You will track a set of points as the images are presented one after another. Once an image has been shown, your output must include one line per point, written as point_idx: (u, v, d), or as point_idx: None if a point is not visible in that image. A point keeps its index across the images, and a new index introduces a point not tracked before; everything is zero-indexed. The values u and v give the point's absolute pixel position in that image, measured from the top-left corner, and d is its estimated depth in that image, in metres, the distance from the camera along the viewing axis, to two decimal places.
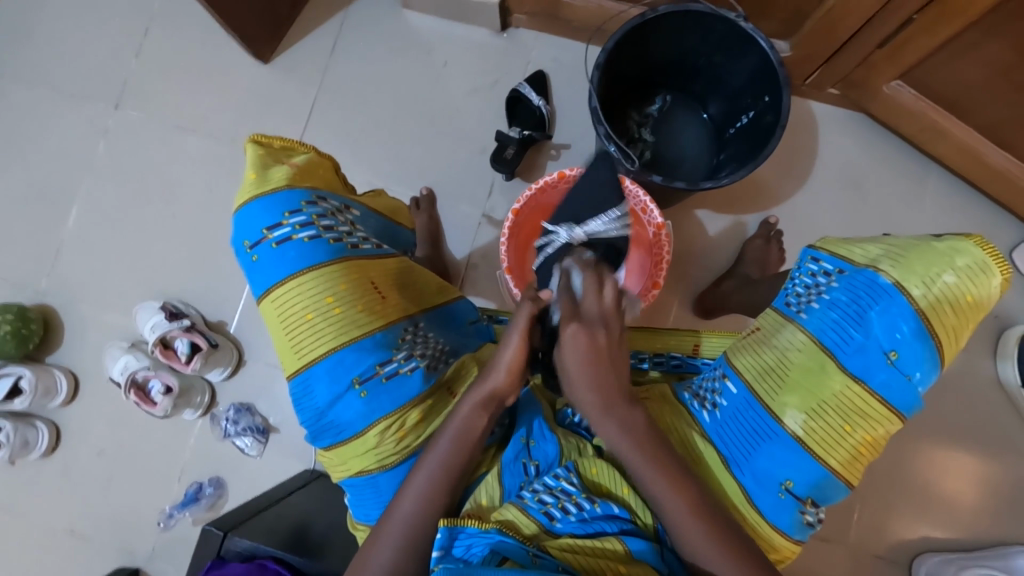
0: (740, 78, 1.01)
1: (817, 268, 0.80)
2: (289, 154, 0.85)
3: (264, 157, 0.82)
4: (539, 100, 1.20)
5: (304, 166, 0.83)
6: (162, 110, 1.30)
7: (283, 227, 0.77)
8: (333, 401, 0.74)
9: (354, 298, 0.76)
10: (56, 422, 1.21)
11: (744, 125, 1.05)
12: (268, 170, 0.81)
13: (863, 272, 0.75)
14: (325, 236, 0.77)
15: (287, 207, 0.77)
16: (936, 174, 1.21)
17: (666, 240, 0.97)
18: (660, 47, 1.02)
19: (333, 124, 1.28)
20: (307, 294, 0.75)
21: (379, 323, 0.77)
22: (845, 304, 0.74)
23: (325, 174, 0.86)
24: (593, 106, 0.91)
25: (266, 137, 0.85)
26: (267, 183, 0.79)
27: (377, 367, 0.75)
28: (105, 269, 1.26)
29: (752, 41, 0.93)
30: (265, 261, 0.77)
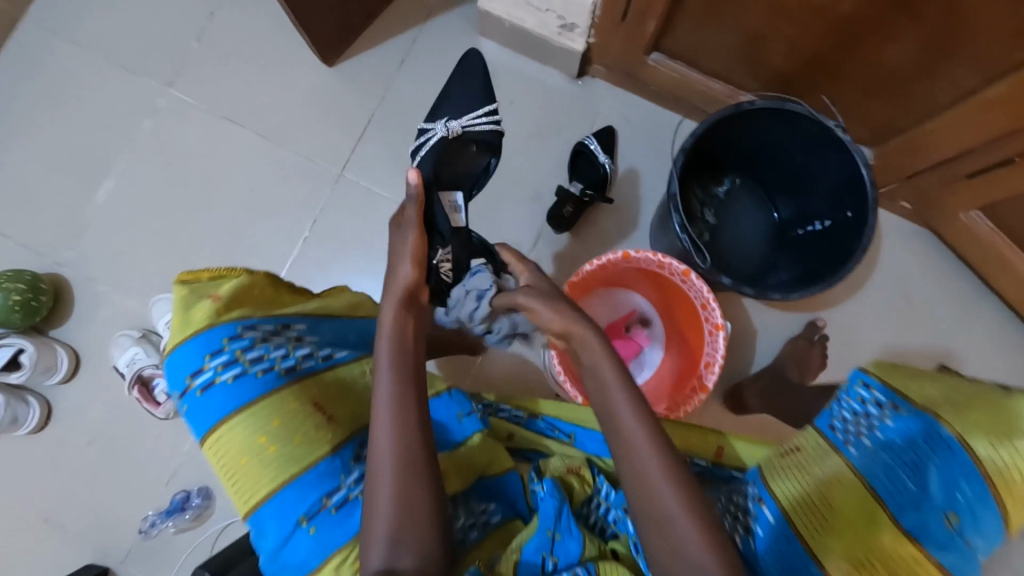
0: (821, 184, 0.97)
1: (868, 396, 0.68)
2: (219, 282, 0.78)
3: (188, 294, 0.74)
4: (605, 159, 1.15)
5: (232, 293, 0.75)
6: (214, 96, 1.25)
7: (204, 371, 0.69)
8: (283, 544, 0.65)
9: (291, 429, 0.67)
10: (49, 400, 1.16)
11: (815, 231, 1.01)
12: (191, 309, 0.73)
13: (921, 414, 0.63)
14: (251, 370, 0.69)
15: (207, 349, 0.70)
16: (990, 303, 1.18)
17: (722, 344, 0.88)
18: (744, 135, 0.97)
19: (387, 142, 1.24)
20: (239, 435, 0.67)
21: (324, 446, 0.67)
22: (902, 449, 0.63)
23: (264, 293, 0.79)
24: (672, 193, 0.87)
25: (194, 274, 0.78)
26: (188, 322, 0.72)
27: (323, 498, 0.65)
28: (127, 249, 1.20)
29: (842, 152, 0.89)
30: (193, 412, 0.69)
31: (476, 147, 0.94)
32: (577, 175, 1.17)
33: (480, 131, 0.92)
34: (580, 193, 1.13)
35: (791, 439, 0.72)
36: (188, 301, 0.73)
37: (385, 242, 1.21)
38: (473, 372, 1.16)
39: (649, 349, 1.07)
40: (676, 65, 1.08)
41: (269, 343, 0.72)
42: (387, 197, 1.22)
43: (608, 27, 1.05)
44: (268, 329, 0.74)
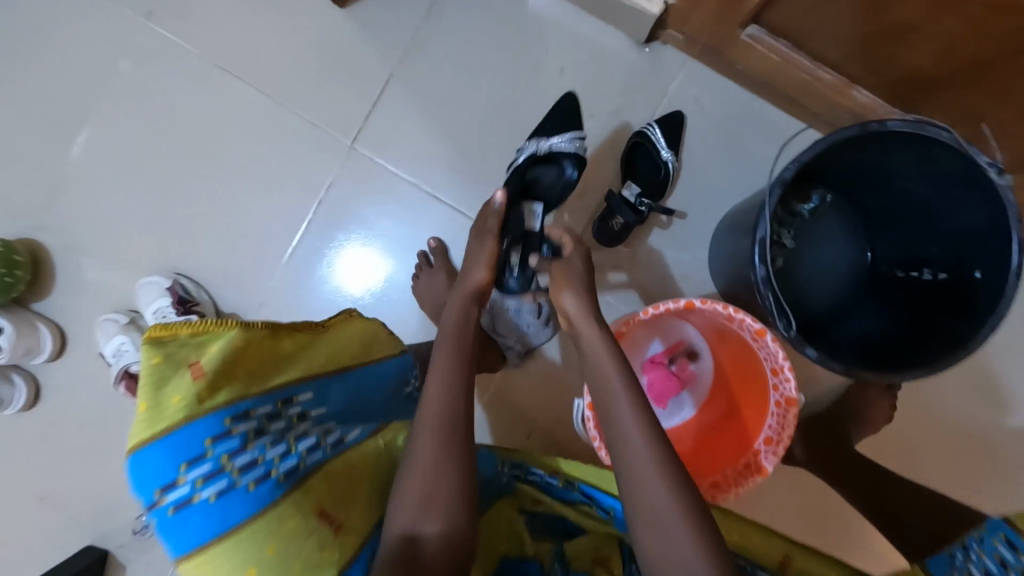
0: (944, 229, 0.77)
1: (1010, 561, 0.54)
2: (199, 345, 0.57)
3: (156, 367, 0.54)
4: (668, 154, 0.95)
5: (215, 371, 0.56)
6: (204, 37, 1.04)
7: (179, 484, 0.54)
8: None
9: (295, 552, 0.55)
10: (37, 379, 1.08)
11: (921, 282, 0.81)
12: (160, 391, 0.54)
13: None
14: (241, 484, 0.55)
15: (185, 455, 0.54)
16: None
17: (791, 422, 0.73)
18: (859, 157, 0.76)
19: (408, 110, 1.04)
20: (225, 568, 0.54)
21: (333, 567, 0.56)
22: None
23: (258, 354, 0.61)
24: (760, 237, 0.69)
25: (165, 326, 0.57)
26: (157, 413, 0.54)
27: None
28: (110, 219, 1.06)
29: (988, 201, 0.68)
30: (162, 532, 0.54)
31: (557, 165, 0.93)
32: (631, 176, 0.98)
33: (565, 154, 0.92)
34: (636, 200, 0.94)
35: None
36: (154, 378, 0.54)
37: (401, 233, 1.05)
38: (492, 390, 1.04)
39: (688, 391, 0.91)
40: (777, 43, 0.84)
41: (263, 437, 0.58)
42: (405, 178, 1.04)
43: None
44: (262, 412, 0.59)
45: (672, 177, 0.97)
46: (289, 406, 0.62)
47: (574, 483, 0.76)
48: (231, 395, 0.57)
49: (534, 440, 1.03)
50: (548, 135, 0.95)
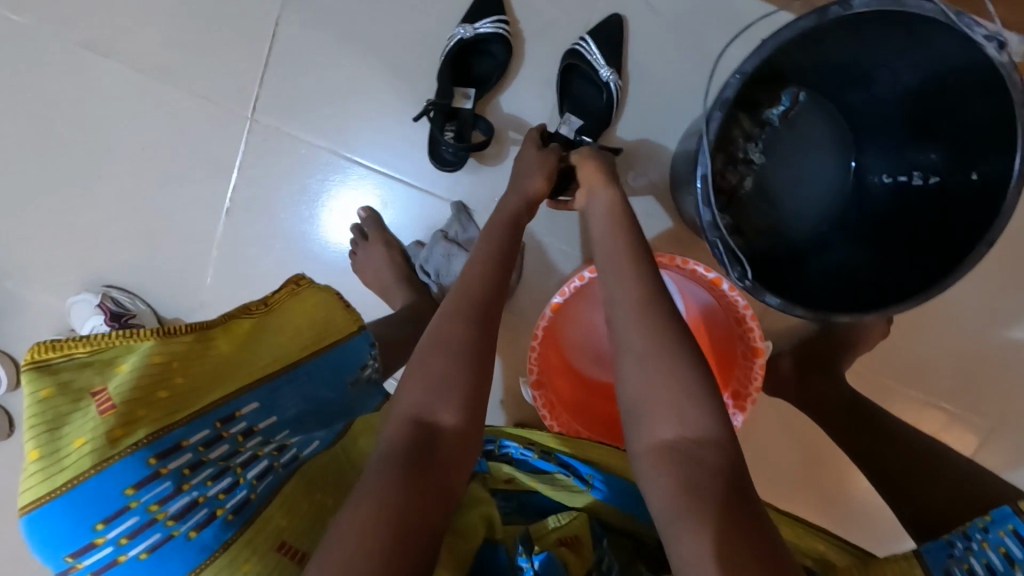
0: (943, 122, 0.63)
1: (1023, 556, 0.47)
2: (96, 372, 0.43)
3: (43, 408, 0.40)
4: (604, 70, 0.81)
5: (124, 402, 0.42)
6: (69, 16, 0.91)
7: (100, 544, 0.41)
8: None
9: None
10: (3, 412, 1.06)
11: (912, 186, 0.68)
12: (54, 437, 0.40)
13: None
14: (179, 532, 0.42)
15: (98, 513, 0.41)
16: None
17: (759, 374, 0.66)
18: (831, 48, 0.61)
19: (312, 63, 0.90)
20: None
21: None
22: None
23: (183, 373, 0.46)
24: (703, 175, 0.57)
25: (54, 349, 0.42)
26: (51, 466, 0.40)
27: None
28: (24, 240, 0.99)
29: (996, 90, 0.54)
30: None
31: (490, 57, 0.84)
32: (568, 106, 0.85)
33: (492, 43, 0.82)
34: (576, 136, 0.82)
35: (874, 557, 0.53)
36: (48, 423, 0.40)
37: (332, 208, 0.95)
38: None
39: None
40: None
41: (202, 470, 0.44)
42: (324, 144, 0.92)
43: None
44: (197, 441, 0.45)
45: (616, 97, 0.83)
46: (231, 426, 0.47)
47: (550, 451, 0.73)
48: (155, 428, 0.43)
49: (507, 408, 0.97)
50: (474, 13, 0.83)
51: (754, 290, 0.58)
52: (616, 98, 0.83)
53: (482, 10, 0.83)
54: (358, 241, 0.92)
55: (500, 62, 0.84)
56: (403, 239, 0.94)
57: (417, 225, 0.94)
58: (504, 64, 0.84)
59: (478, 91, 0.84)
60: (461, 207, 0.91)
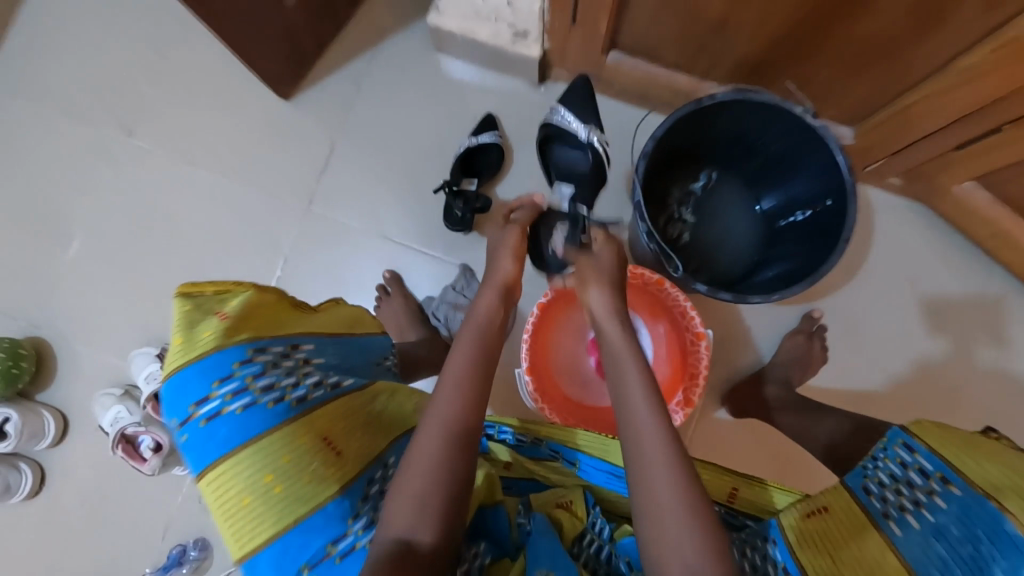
0: (801, 174, 0.91)
1: (911, 461, 0.65)
2: (223, 296, 0.61)
3: (188, 309, 0.58)
4: (581, 129, 0.97)
5: (239, 312, 0.59)
6: (173, 140, 1.24)
7: (211, 397, 0.55)
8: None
9: (301, 469, 0.54)
10: (40, 464, 1.16)
11: (797, 222, 0.94)
12: (192, 327, 0.57)
13: (980, 501, 0.57)
14: (263, 400, 0.56)
15: (216, 373, 0.56)
16: (1001, 278, 1.10)
17: (704, 353, 0.84)
18: (715, 130, 0.92)
19: (353, 169, 1.21)
20: (243, 475, 0.53)
21: (335, 489, 0.55)
22: (953, 536, 0.57)
23: (271, 312, 0.64)
24: (635, 201, 0.83)
25: (195, 285, 0.61)
26: (188, 344, 0.56)
27: (329, 547, 0.54)
28: (103, 306, 1.20)
29: (820, 143, 0.83)
30: (195, 443, 0.54)
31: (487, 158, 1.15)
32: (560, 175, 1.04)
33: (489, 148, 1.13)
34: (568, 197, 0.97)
35: (819, 496, 0.71)
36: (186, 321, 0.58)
37: (360, 274, 1.18)
38: None
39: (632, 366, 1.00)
40: (636, 60, 1.03)
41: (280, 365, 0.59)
42: (358, 226, 1.19)
43: (561, 30, 1.00)
44: (279, 350, 0.61)
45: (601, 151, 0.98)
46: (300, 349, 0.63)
47: (540, 440, 0.86)
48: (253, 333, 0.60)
49: None
50: (477, 130, 1.15)
51: (683, 278, 0.81)
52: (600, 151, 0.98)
53: (483, 128, 1.15)
54: (381, 296, 1.14)
55: (494, 160, 1.15)
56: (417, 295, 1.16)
57: (429, 283, 1.17)
58: (497, 163, 1.15)
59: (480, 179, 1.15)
60: (467, 268, 1.14)
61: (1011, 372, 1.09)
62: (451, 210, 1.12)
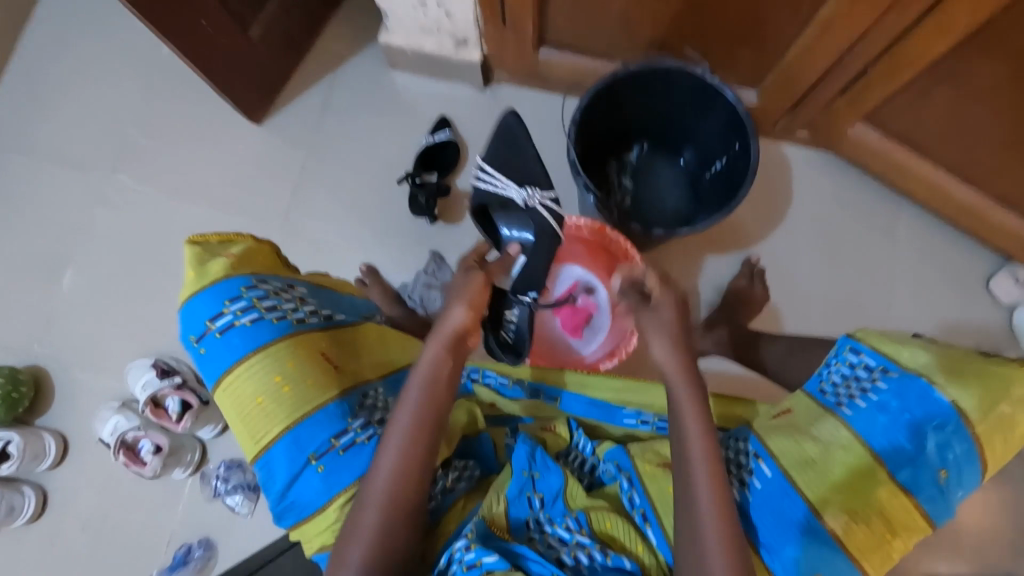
0: (711, 128, 1.05)
1: (858, 361, 0.74)
2: (227, 245, 0.73)
3: (200, 252, 0.70)
4: (515, 191, 0.90)
5: (242, 254, 0.71)
6: (157, 171, 1.34)
7: (225, 314, 0.65)
8: (288, 486, 0.62)
9: (305, 372, 0.64)
10: (43, 486, 1.19)
11: (718, 171, 1.07)
12: (205, 264, 0.69)
13: (915, 380, 0.68)
14: (268, 317, 0.66)
15: (228, 294, 0.66)
16: (908, 208, 1.24)
17: None
18: (635, 100, 1.06)
19: (324, 179, 1.32)
20: (256, 377, 0.63)
21: (334, 391, 0.65)
22: (896, 409, 0.67)
23: (270, 260, 0.75)
24: (572, 159, 0.97)
25: (203, 234, 0.73)
26: (204, 276, 0.68)
27: (333, 439, 0.63)
28: (98, 329, 1.27)
29: (720, 96, 0.98)
30: (213, 354, 0.64)
31: (445, 153, 1.28)
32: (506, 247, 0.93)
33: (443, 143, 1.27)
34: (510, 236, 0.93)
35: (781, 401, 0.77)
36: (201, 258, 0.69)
37: (338, 272, 1.28)
38: None
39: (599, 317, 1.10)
40: (565, 54, 1.18)
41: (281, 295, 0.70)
42: (332, 229, 1.30)
43: (495, 34, 1.15)
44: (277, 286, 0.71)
45: (552, 218, 0.89)
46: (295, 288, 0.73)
47: (523, 380, 0.88)
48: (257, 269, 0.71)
49: None
50: (433, 131, 1.29)
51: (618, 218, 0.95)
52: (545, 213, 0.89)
53: (437, 128, 1.28)
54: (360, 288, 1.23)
55: (451, 154, 1.28)
56: (393, 284, 1.26)
57: (404, 272, 1.27)
58: (455, 155, 1.28)
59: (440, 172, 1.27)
60: (436, 254, 1.24)
61: (933, 289, 1.21)
62: (415, 199, 1.24)
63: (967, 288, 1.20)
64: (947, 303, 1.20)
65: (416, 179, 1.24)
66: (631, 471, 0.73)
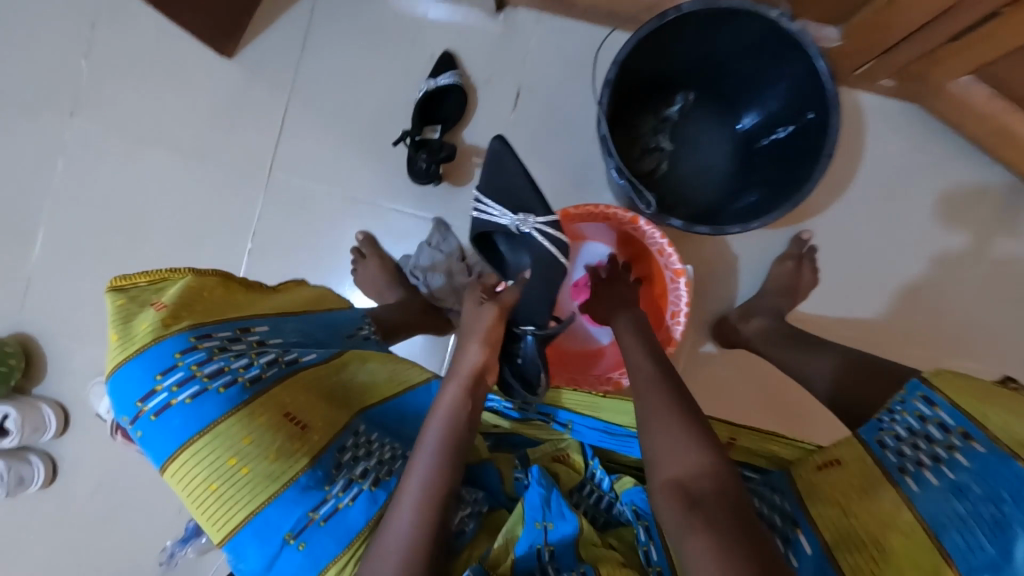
0: (778, 85, 0.84)
1: (931, 415, 0.59)
2: (160, 288, 0.61)
3: (121, 308, 0.58)
4: (508, 219, 0.81)
5: (176, 300, 0.59)
6: (119, 115, 1.16)
7: (157, 393, 0.55)
8: (265, 572, 0.55)
9: (264, 445, 0.55)
10: (49, 456, 1.18)
11: (780, 140, 0.88)
12: (129, 324, 0.57)
13: (1006, 458, 0.53)
14: (210, 385, 0.55)
15: (157, 365, 0.55)
16: (999, 177, 1.04)
17: (684, 291, 0.84)
18: (684, 45, 0.84)
19: (311, 129, 1.14)
20: (205, 460, 0.54)
21: (303, 460, 0.56)
22: (977, 494, 0.53)
23: (213, 298, 0.62)
24: (602, 135, 0.78)
25: (126, 277, 0.61)
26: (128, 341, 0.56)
27: (310, 512, 0.55)
28: (80, 297, 1.18)
29: (799, 49, 0.76)
30: (151, 439, 0.55)
31: (449, 100, 1.08)
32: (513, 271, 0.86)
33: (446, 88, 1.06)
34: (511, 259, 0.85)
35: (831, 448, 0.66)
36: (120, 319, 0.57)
37: (332, 239, 1.14)
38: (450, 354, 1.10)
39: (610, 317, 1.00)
40: None
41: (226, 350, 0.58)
42: (323, 190, 1.14)
43: None
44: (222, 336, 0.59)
45: (556, 249, 0.79)
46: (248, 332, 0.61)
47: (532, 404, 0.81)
48: (193, 322, 0.58)
49: None
50: (435, 72, 1.07)
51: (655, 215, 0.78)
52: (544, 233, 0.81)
53: (439, 69, 1.07)
54: (357, 260, 1.10)
55: (456, 101, 1.07)
56: (394, 255, 1.13)
57: (405, 241, 1.13)
58: (461, 103, 1.08)
59: (443, 126, 1.07)
60: (440, 223, 1.10)
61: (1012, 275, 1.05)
62: (414, 163, 1.06)
63: None
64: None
65: (416, 137, 1.06)
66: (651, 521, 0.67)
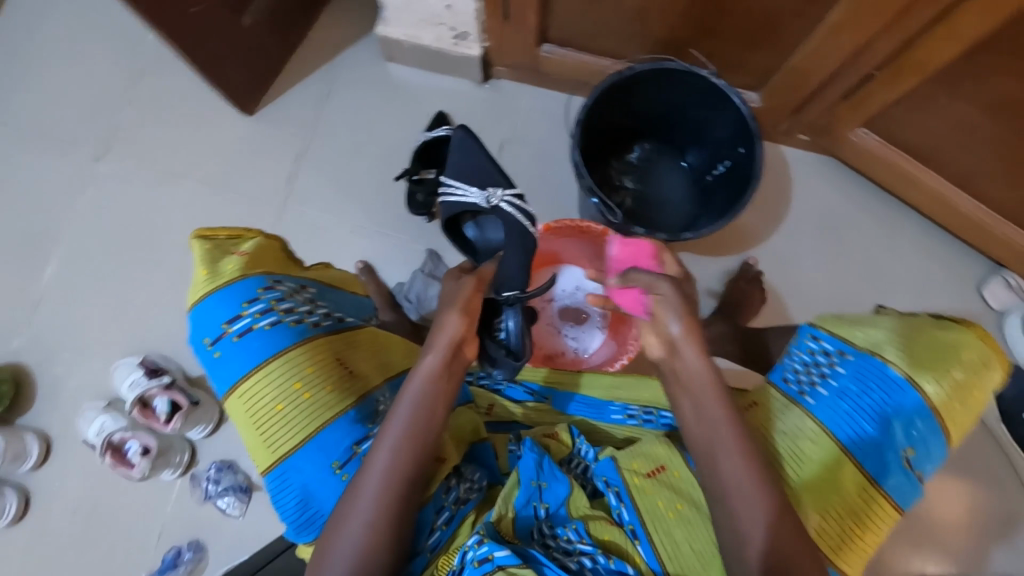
0: (715, 129, 1.05)
1: (818, 347, 0.76)
2: (237, 242, 0.82)
3: (212, 251, 0.79)
4: (478, 195, 0.88)
5: (254, 252, 0.81)
6: (143, 162, 1.29)
7: (242, 318, 0.74)
8: (309, 495, 0.69)
9: (323, 378, 0.72)
10: (24, 488, 1.15)
11: (722, 173, 1.07)
12: (217, 264, 0.78)
13: (871, 360, 0.71)
14: (286, 320, 0.74)
15: (244, 296, 0.75)
16: (904, 214, 1.25)
17: None
18: (637, 100, 1.04)
19: (318, 173, 1.29)
20: (276, 382, 0.70)
21: (351, 398, 0.72)
22: (857, 394, 0.70)
23: (276, 257, 0.85)
24: (576, 161, 0.95)
25: (211, 229, 0.82)
26: (218, 276, 0.76)
27: (354, 446, 0.70)
28: (81, 325, 1.22)
29: (725, 98, 0.97)
30: (229, 356, 0.72)
31: (444, 148, 1.24)
32: (485, 250, 0.95)
33: (438, 136, 1.20)
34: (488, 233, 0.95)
35: (748, 394, 0.78)
36: (210, 260, 0.78)
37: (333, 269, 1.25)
38: None
39: (589, 332, 1.11)
40: (567, 51, 1.16)
41: (291, 298, 0.78)
42: (326, 225, 1.26)
43: (497, 29, 1.12)
44: (286, 288, 0.80)
45: (522, 218, 0.88)
46: (304, 293, 0.82)
47: (523, 381, 0.91)
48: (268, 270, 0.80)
49: None
50: (431, 126, 1.25)
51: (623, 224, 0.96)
52: (500, 203, 0.88)
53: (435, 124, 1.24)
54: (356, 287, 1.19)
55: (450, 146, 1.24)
56: (390, 283, 1.23)
57: (400, 272, 1.24)
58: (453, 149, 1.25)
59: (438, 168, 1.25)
60: (433, 254, 1.21)
61: (928, 296, 1.22)
62: (413, 197, 1.20)
63: (960, 294, 1.22)
64: (941, 309, 1.21)
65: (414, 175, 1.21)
66: (620, 485, 0.73)
